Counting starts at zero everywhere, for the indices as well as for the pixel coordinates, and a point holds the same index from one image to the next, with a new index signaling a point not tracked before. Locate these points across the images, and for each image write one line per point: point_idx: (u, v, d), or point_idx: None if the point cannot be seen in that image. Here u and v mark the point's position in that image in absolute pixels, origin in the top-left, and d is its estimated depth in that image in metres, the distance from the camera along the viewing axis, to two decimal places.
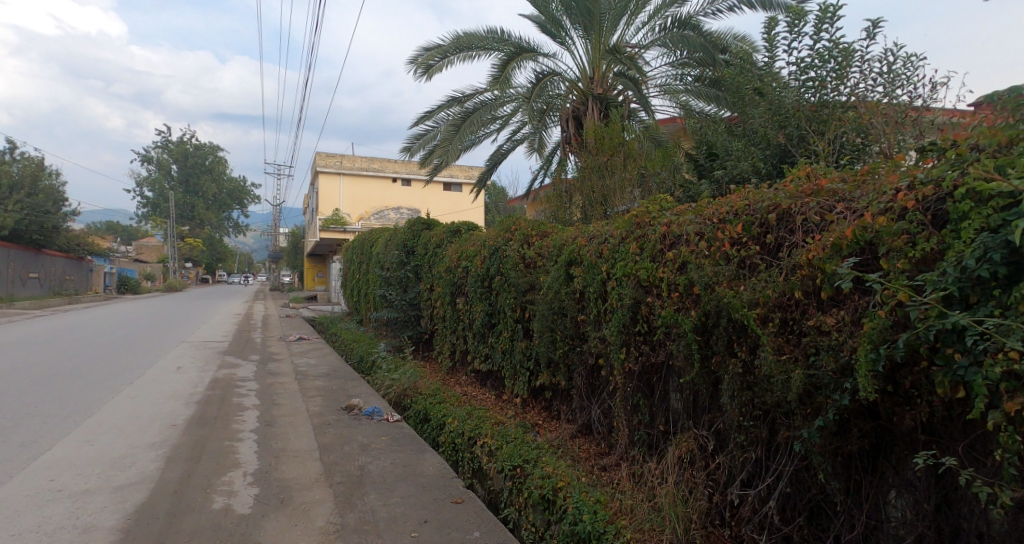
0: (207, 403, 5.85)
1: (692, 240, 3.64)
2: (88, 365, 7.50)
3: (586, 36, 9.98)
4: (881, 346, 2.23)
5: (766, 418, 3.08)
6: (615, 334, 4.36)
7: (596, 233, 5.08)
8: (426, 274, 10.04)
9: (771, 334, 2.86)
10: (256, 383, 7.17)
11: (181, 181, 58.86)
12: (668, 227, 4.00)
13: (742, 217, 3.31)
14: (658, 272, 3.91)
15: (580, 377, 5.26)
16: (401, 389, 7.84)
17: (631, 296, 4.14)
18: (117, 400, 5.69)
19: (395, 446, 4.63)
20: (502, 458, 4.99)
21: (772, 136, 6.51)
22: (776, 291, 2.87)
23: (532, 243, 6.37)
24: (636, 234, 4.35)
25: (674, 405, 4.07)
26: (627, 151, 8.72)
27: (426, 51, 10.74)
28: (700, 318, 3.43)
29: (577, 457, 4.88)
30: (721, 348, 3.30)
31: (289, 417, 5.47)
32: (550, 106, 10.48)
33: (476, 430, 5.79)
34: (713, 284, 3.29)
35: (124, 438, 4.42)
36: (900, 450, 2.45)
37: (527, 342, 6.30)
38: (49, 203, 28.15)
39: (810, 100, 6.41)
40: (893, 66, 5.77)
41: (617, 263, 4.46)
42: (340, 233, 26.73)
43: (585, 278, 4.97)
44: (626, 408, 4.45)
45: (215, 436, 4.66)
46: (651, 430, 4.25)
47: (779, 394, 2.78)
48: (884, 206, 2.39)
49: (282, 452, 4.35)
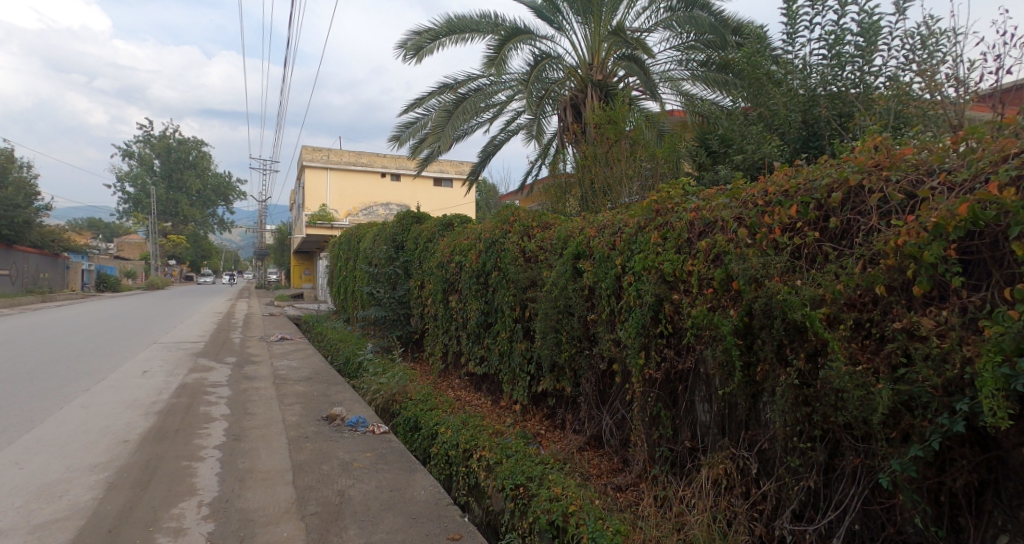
0: (169, 413, 5.23)
1: (729, 228, 3.10)
2: (42, 371, 6.84)
3: (585, 22, 9.57)
4: (1016, 357, 1.70)
5: (826, 438, 2.56)
6: (632, 336, 3.83)
7: (607, 223, 4.55)
8: (416, 270, 9.47)
9: (843, 338, 2.31)
10: (228, 389, 6.55)
11: (164, 177, 57.45)
12: (697, 212, 3.47)
13: (795, 198, 2.76)
14: (686, 265, 3.38)
15: (589, 384, 4.74)
16: (389, 394, 7.25)
17: (652, 293, 3.61)
18: (65, 412, 5.04)
19: (382, 464, 4.05)
20: (502, 475, 4.44)
21: (795, 120, 6.07)
22: (849, 285, 2.32)
23: (533, 235, 5.82)
24: (657, 222, 3.81)
25: (704, 418, 3.56)
26: (632, 139, 8.28)
27: (416, 35, 10.11)
28: (743, 319, 2.88)
29: (588, 475, 4.33)
30: (769, 356, 2.76)
31: (262, 429, 4.86)
32: (548, 92, 9.91)
33: (473, 441, 5.24)
34: (760, 277, 2.75)
35: (63, 459, 3.81)
36: (1021, 487, 1.90)
37: (527, 344, 5.76)
38: (20, 197, 27.09)
39: (834, 81, 5.97)
40: (926, 41, 5.28)
41: (634, 254, 3.93)
42: (327, 229, 25.96)
43: (595, 272, 4.44)
44: (645, 421, 3.92)
45: (172, 454, 4.05)
46: (675, 446, 3.73)
47: (853, 412, 2.25)
48: (1016, 173, 1.83)
49: (249, 474, 3.76)
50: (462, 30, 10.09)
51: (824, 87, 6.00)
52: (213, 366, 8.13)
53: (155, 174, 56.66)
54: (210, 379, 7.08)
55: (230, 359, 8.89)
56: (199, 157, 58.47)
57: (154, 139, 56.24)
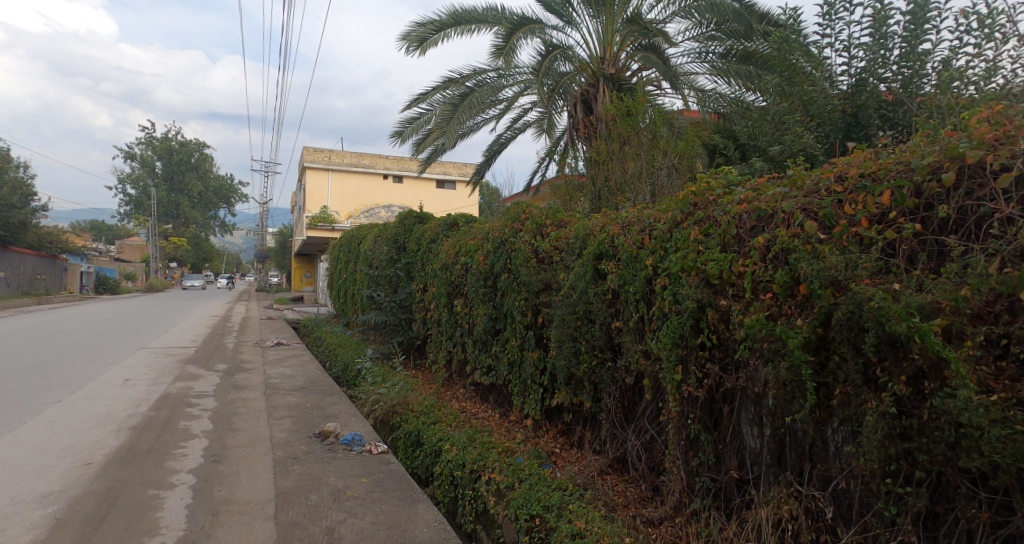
0: (143, 429, 4.73)
1: (794, 220, 2.56)
2: (14, 381, 6.37)
3: (597, 14, 9.10)
4: None
5: (931, 482, 2.04)
6: (667, 348, 3.31)
7: (633, 219, 4.06)
8: (418, 273, 8.98)
9: (969, 358, 1.80)
10: (214, 399, 6.05)
11: (165, 179, 57.09)
12: (747, 203, 2.98)
13: (884, 181, 2.24)
14: (736, 265, 2.87)
15: (612, 399, 4.23)
16: (389, 405, 6.71)
17: (693, 297, 3.09)
18: (28, 429, 4.56)
19: (379, 494, 3.54)
20: (516, 504, 3.93)
21: (836, 109, 5.66)
22: (978, 290, 1.79)
23: (547, 234, 5.33)
24: (696, 217, 3.30)
25: (753, 444, 3.05)
26: (652, 130, 7.77)
27: (420, 26, 9.64)
28: (817, 330, 2.36)
29: (613, 505, 3.79)
30: (852, 378, 2.23)
31: (246, 448, 4.36)
32: (559, 86, 9.27)
33: (481, 460, 4.72)
34: (840, 280, 2.22)
35: (8, 490, 3.32)
36: None
37: (540, 353, 5.26)
38: (16, 197, 26.75)
39: (878, 66, 5.48)
40: (985, 19, 4.76)
41: (669, 254, 3.43)
42: (328, 231, 25.53)
43: (622, 274, 3.95)
44: (681, 445, 3.40)
45: (137, 481, 3.55)
46: (718, 476, 3.21)
47: (986, 455, 1.73)
48: None
49: (223, 506, 3.25)
50: (468, 22, 9.63)
51: (872, 73, 5.52)
52: (201, 374, 7.65)
53: (156, 175, 56.37)
54: (196, 389, 6.59)
55: (219, 366, 8.42)
56: (201, 158, 58.23)
57: (156, 141, 56.04)
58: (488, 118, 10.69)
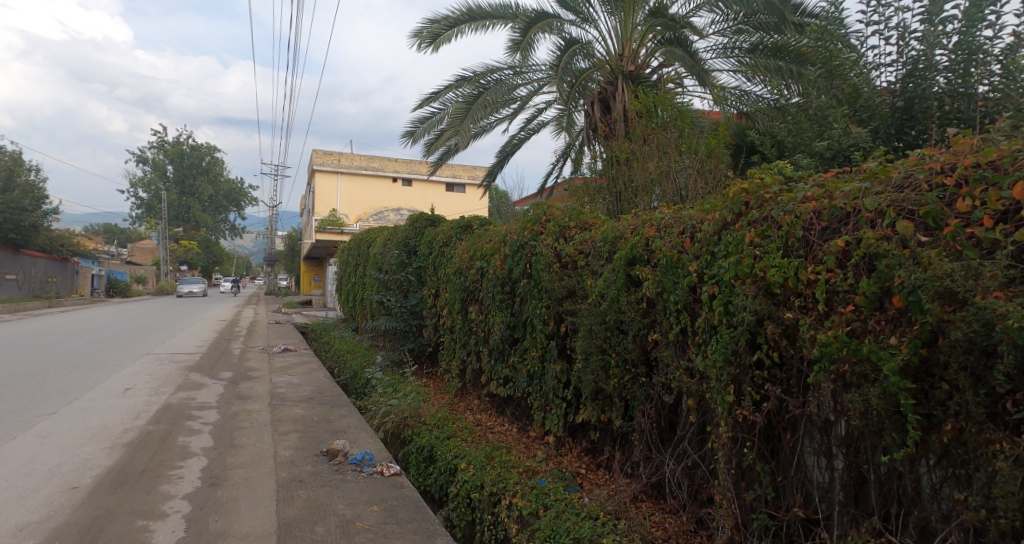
0: (138, 445, 4.40)
1: (883, 220, 2.16)
2: (8, 392, 6.07)
3: (616, 10, 8.76)
4: None
5: None
6: (718, 366, 2.91)
7: (671, 220, 3.68)
8: (430, 278, 8.63)
9: None
10: (216, 412, 5.72)
11: (176, 183, 57.35)
12: (816, 201, 2.58)
13: (1013, 172, 1.84)
14: (805, 272, 2.47)
15: (646, 418, 3.85)
16: (400, 418, 6.34)
17: (751, 309, 2.69)
18: (15, 446, 4.25)
19: (393, 526, 3.17)
20: (541, 534, 3.54)
21: (885, 103, 5.38)
22: None
23: (571, 237, 4.95)
24: (750, 217, 2.91)
25: (820, 478, 2.65)
26: (677, 129, 7.40)
27: (433, 22, 9.31)
28: (920, 351, 1.96)
29: (651, 539, 3.37)
30: (971, 412, 1.83)
31: (248, 469, 4.01)
32: (577, 84, 8.84)
33: (501, 482, 4.33)
34: (954, 292, 1.83)
35: None
36: None
37: (563, 365, 4.87)
38: (27, 201, 26.77)
39: (934, 55, 5.10)
40: None
41: (717, 259, 3.04)
42: (337, 235, 25.30)
43: (659, 281, 3.56)
44: (731, 474, 3.00)
45: (126, 510, 3.21)
46: (777, 513, 2.81)
47: None
48: None
49: (219, 541, 2.88)
50: (482, 18, 9.31)
51: (927, 63, 5.16)
52: (204, 383, 7.33)
53: (167, 179, 56.64)
54: (197, 400, 6.26)
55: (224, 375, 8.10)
56: (212, 162, 58.53)
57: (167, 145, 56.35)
58: (501, 118, 10.35)
